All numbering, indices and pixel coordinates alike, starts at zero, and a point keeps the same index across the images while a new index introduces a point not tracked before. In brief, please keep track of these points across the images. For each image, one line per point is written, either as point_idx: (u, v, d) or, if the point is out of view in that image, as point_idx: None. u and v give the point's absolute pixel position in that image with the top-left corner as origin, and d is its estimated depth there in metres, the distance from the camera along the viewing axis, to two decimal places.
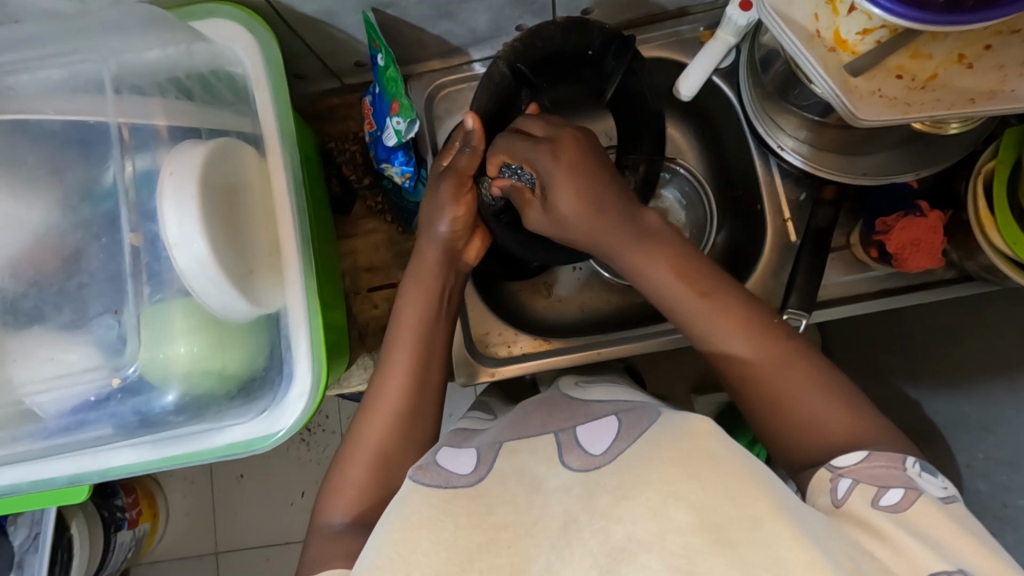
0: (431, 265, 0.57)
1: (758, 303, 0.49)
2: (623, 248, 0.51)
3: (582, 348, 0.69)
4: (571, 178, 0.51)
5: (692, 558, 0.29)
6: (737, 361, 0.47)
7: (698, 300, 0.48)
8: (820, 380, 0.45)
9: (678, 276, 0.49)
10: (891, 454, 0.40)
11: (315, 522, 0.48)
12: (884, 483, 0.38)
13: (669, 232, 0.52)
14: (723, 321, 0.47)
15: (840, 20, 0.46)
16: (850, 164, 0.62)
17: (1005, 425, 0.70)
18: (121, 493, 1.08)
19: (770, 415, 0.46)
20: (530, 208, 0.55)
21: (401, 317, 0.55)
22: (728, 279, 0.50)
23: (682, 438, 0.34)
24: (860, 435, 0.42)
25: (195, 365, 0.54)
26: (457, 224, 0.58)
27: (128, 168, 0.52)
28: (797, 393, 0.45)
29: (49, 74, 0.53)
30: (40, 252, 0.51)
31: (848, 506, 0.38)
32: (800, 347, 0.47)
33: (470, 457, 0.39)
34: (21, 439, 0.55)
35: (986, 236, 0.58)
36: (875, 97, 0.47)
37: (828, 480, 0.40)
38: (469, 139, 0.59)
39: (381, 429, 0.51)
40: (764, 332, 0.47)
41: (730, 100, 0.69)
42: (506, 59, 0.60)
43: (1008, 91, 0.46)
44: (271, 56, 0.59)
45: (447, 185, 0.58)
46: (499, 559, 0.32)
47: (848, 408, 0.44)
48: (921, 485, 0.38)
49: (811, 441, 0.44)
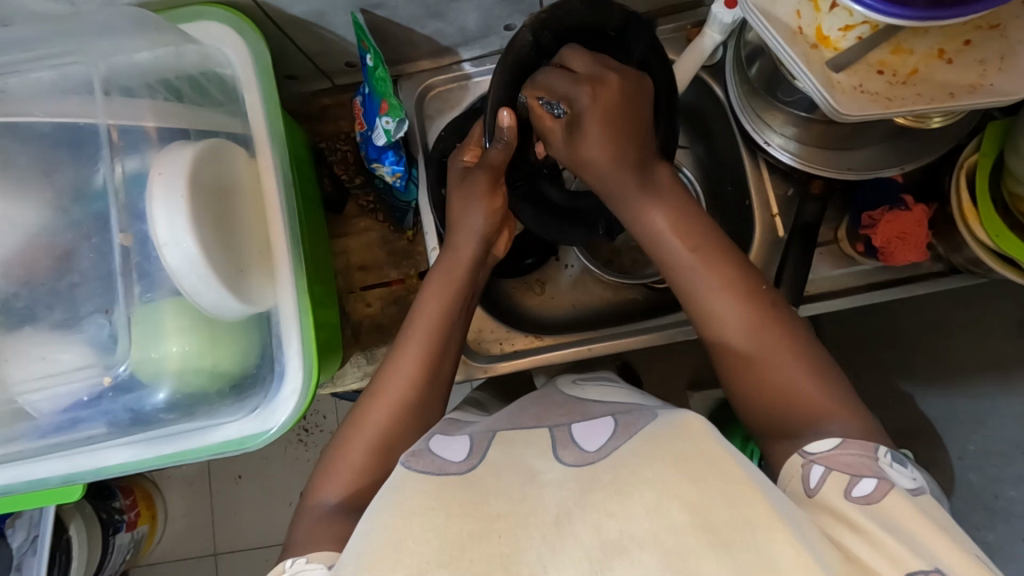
0: (464, 261, 0.57)
1: (750, 267, 0.49)
2: (629, 199, 0.50)
3: (574, 343, 0.69)
4: (608, 119, 0.49)
5: (683, 557, 0.30)
6: (723, 331, 0.47)
7: (695, 269, 0.48)
8: (800, 352, 0.46)
9: (686, 239, 0.49)
10: (865, 442, 0.40)
11: (309, 500, 0.49)
12: (856, 472, 0.38)
13: (693, 212, 0.50)
14: (710, 276, 0.48)
15: (822, 16, 0.47)
16: (837, 159, 0.63)
17: (997, 417, 0.72)
18: (118, 495, 1.08)
19: (730, 360, 0.47)
20: (551, 136, 0.51)
21: (423, 305, 0.55)
22: (733, 249, 0.49)
23: (678, 437, 0.35)
24: (825, 408, 0.43)
25: (187, 364, 0.55)
26: (490, 219, 0.56)
27: (117, 169, 0.52)
28: (776, 362, 0.45)
29: (39, 76, 0.54)
30: (32, 252, 0.51)
31: (820, 495, 0.38)
32: (792, 320, 0.47)
33: (463, 445, 0.40)
34: (16, 438, 0.56)
35: (968, 228, 0.58)
36: (858, 92, 0.47)
37: (801, 466, 0.40)
38: (501, 134, 0.54)
39: (384, 415, 0.51)
40: (746, 298, 0.47)
41: (719, 97, 0.70)
42: (530, 27, 0.53)
43: (988, 86, 0.47)
44: (259, 57, 0.60)
45: (482, 177, 0.55)
46: (490, 548, 0.32)
47: (820, 383, 0.44)
48: (890, 475, 0.38)
49: (778, 407, 0.45)
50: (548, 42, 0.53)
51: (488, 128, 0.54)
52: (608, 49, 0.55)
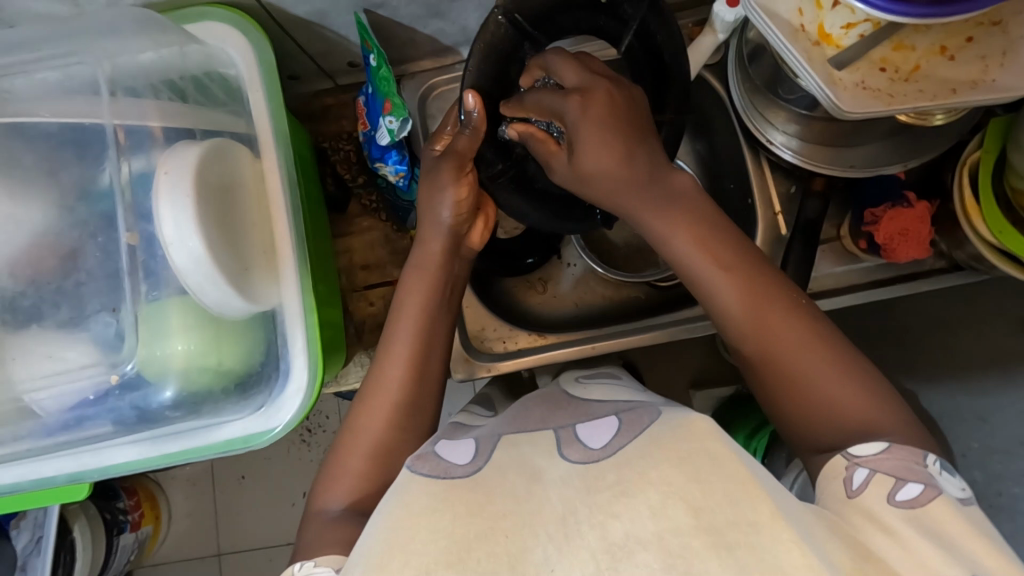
0: (435, 254, 0.56)
1: (778, 277, 0.47)
2: (645, 213, 0.49)
3: (578, 341, 0.70)
4: (599, 126, 0.47)
5: (688, 558, 0.30)
6: (758, 347, 0.46)
7: (725, 280, 0.46)
8: (838, 359, 0.44)
9: (710, 249, 0.47)
10: (912, 448, 0.39)
11: (315, 506, 0.49)
12: (901, 475, 0.37)
13: (695, 201, 0.49)
14: (741, 294, 0.46)
15: (825, 14, 0.47)
16: (838, 156, 0.62)
17: (1000, 415, 0.72)
18: (122, 496, 1.09)
19: (771, 380, 0.45)
20: (556, 155, 0.51)
21: (403, 305, 0.54)
22: (762, 263, 0.47)
23: (687, 438, 0.35)
24: (871, 416, 0.41)
25: (192, 362, 0.55)
26: (460, 208, 0.56)
27: (124, 169, 0.53)
28: (815, 373, 0.43)
29: (45, 77, 0.55)
30: (39, 252, 0.52)
31: (862, 498, 0.37)
32: (824, 326, 0.45)
33: (470, 448, 0.40)
34: (23, 437, 0.56)
35: (971, 224, 0.59)
36: (860, 88, 0.47)
37: (843, 468, 0.39)
38: (469, 121, 0.54)
39: (376, 421, 0.51)
40: (778, 313, 0.45)
41: (720, 94, 0.70)
42: (503, 8, 0.53)
43: (989, 81, 0.47)
44: (263, 57, 0.60)
45: (446, 168, 0.55)
46: (495, 548, 0.32)
47: (862, 389, 0.43)
48: (940, 483, 0.37)
49: (824, 423, 0.43)
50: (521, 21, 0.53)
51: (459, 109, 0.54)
52: (604, 18, 0.56)
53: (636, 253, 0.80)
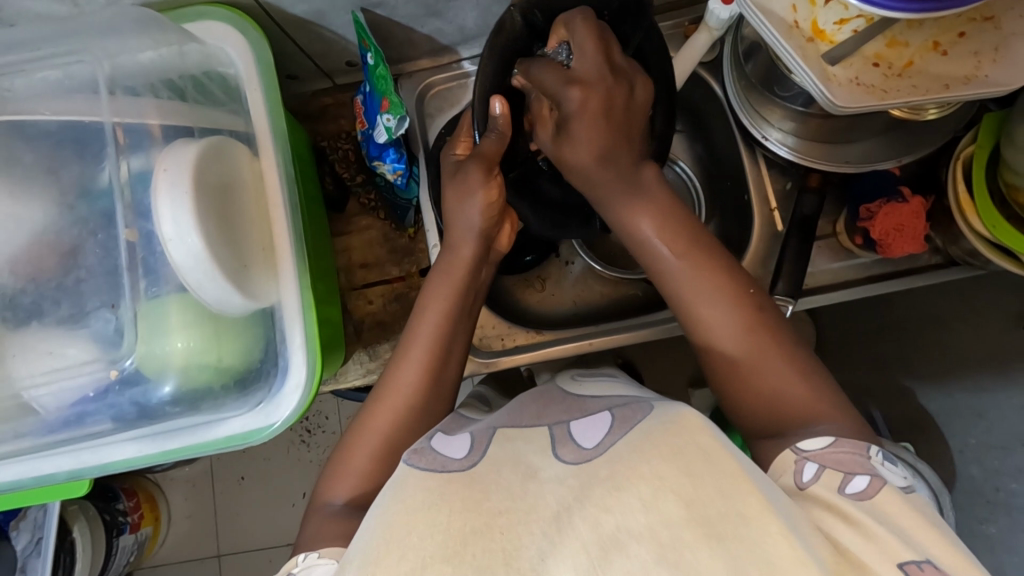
0: (465, 258, 0.56)
1: (737, 268, 0.48)
2: (620, 204, 0.50)
3: (574, 338, 0.70)
4: (592, 127, 0.47)
5: (677, 549, 0.30)
6: (709, 335, 0.47)
7: (689, 277, 0.47)
8: (793, 359, 0.45)
9: (677, 246, 0.48)
10: (856, 441, 0.40)
11: (317, 499, 0.50)
12: (848, 468, 0.38)
13: (667, 192, 0.50)
14: (696, 284, 0.47)
15: (818, 10, 0.47)
16: (833, 152, 0.63)
17: (997, 411, 0.72)
18: (121, 497, 1.09)
19: (720, 368, 0.47)
20: (543, 128, 0.51)
21: (426, 307, 0.54)
22: (722, 254, 0.48)
23: (675, 432, 0.35)
24: (810, 410, 0.43)
25: (191, 359, 0.55)
26: (489, 212, 0.55)
27: (124, 167, 0.53)
28: (763, 366, 0.45)
29: (45, 76, 0.55)
30: (39, 249, 0.52)
31: (811, 489, 0.38)
32: (784, 327, 0.47)
33: (465, 442, 0.40)
34: (24, 434, 0.56)
35: (966, 220, 0.59)
36: (854, 84, 0.47)
37: (792, 462, 0.40)
38: (496, 124, 0.53)
39: (387, 421, 0.51)
40: (732, 303, 0.46)
41: (716, 93, 0.71)
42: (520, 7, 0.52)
43: (982, 77, 0.47)
44: (262, 56, 0.60)
45: (475, 169, 0.55)
46: (492, 544, 0.32)
47: (812, 388, 0.44)
48: (882, 472, 0.38)
49: (767, 411, 0.45)
50: (538, 20, 0.53)
51: (478, 119, 0.53)
52: None
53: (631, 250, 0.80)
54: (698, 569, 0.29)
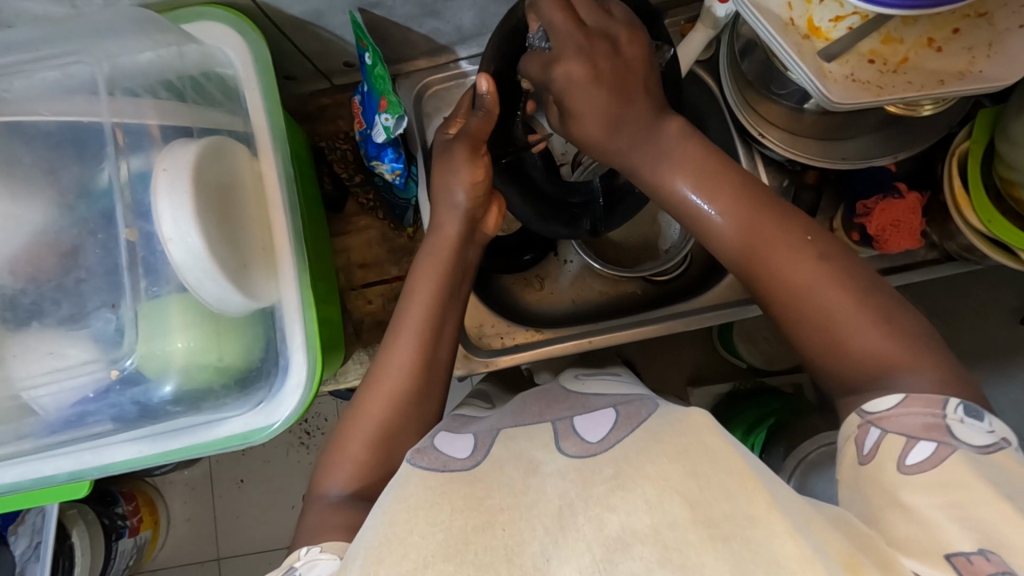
0: (451, 241, 0.57)
1: (789, 210, 0.45)
2: (649, 161, 0.48)
3: (573, 337, 0.70)
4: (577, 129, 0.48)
5: (683, 551, 0.30)
6: (770, 282, 0.44)
7: (745, 246, 0.45)
8: (876, 306, 0.41)
9: (721, 202, 0.45)
10: (931, 396, 0.37)
11: (315, 491, 0.49)
12: (913, 433, 0.36)
13: (692, 142, 0.47)
14: (749, 231, 0.44)
15: (813, 8, 0.48)
16: (830, 149, 0.63)
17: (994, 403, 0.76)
18: (120, 501, 1.09)
19: (795, 318, 0.43)
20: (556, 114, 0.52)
21: (415, 288, 0.55)
22: (770, 200, 0.45)
23: (682, 431, 0.35)
24: (894, 358, 0.40)
25: (191, 358, 0.55)
26: (466, 187, 0.57)
27: (123, 168, 0.53)
28: (835, 314, 0.41)
29: (44, 76, 0.55)
30: (38, 251, 0.52)
31: (873, 464, 0.37)
32: (854, 267, 0.43)
33: (466, 442, 0.40)
34: (25, 436, 0.56)
35: (961, 215, 0.60)
36: (849, 80, 0.48)
37: (856, 427, 0.38)
38: (482, 101, 0.55)
39: (380, 406, 0.51)
40: (790, 247, 0.43)
41: (712, 89, 0.71)
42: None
43: (977, 72, 0.48)
44: (260, 56, 0.61)
45: (459, 148, 0.57)
46: (493, 542, 0.32)
47: (897, 333, 0.40)
48: (958, 432, 0.36)
49: (844, 362, 0.41)
50: None
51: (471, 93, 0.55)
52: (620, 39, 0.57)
53: (632, 246, 0.80)
54: (701, 571, 0.29)
